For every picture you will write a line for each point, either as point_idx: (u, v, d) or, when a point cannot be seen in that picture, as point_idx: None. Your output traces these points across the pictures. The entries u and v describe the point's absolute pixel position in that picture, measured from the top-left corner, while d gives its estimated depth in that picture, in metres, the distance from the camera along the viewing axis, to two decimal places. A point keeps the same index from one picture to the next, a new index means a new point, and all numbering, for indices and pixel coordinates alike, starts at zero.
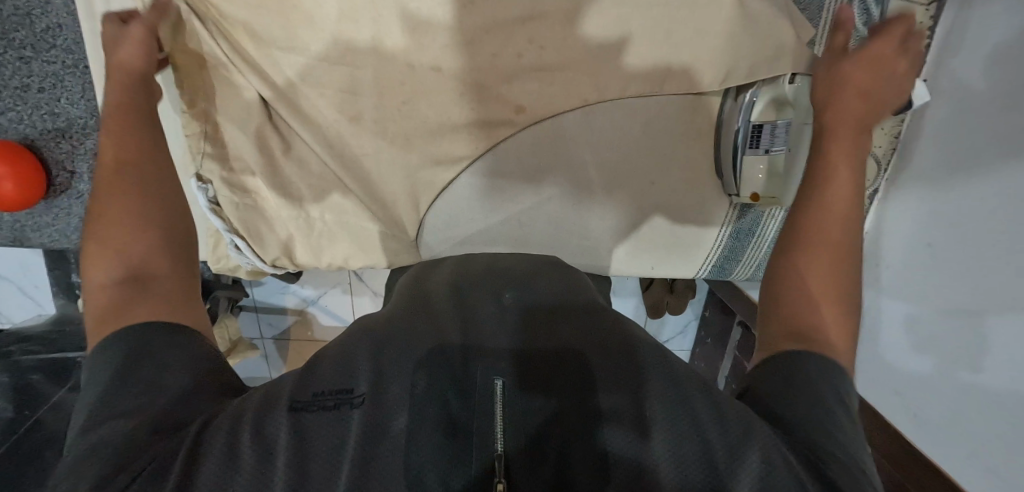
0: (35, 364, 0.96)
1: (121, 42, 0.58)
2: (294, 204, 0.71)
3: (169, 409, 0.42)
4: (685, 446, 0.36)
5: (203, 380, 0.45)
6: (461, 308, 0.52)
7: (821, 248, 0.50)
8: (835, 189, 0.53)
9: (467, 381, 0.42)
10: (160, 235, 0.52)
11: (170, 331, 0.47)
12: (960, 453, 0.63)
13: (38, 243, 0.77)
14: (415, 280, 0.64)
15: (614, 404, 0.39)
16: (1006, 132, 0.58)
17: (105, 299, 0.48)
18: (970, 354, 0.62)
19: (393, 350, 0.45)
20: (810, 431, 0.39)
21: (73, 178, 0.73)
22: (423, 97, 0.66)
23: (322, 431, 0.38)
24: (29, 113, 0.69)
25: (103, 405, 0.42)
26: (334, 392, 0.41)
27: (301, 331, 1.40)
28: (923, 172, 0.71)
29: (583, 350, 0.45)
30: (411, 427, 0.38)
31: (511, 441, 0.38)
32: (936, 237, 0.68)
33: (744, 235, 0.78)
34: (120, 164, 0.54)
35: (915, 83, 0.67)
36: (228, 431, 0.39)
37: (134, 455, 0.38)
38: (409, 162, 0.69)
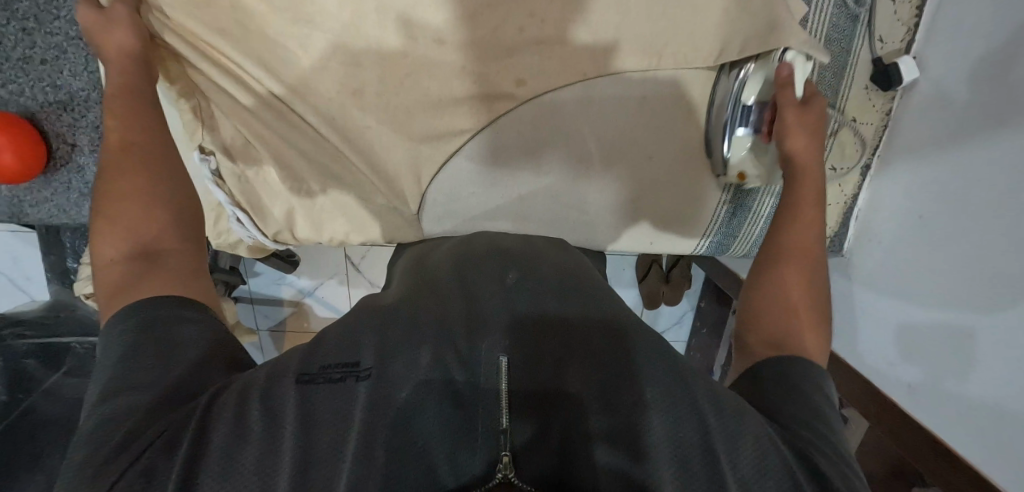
0: (28, 348, 0.94)
1: (119, 27, 0.58)
2: (294, 176, 0.71)
3: (174, 381, 0.42)
4: (686, 442, 0.37)
5: (206, 355, 0.45)
6: (463, 287, 0.53)
7: (796, 271, 0.58)
8: (803, 232, 0.62)
9: (476, 358, 0.42)
10: (169, 217, 0.54)
11: (177, 306, 0.47)
12: (953, 425, 0.64)
13: (36, 219, 0.76)
14: (414, 263, 0.64)
15: (620, 393, 0.39)
16: (997, 114, 0.60)
17: (118, 274, 0.49)
18: (964, 345, 0.63)
19: (397, 332, 0.45)
20: (800, 426, 0.42)
21: (73, 152, 0.73)
22: (424, 69, 0.67)
23: (327, 402, 0.39)
24: (30, 86, 0.69)
25: (112, 376, 0.42)
26: (338, 365, 0.42)
27: (296, 323, 1.39)
28: (914, 146, 0.72)
29: (591, 333, 0.46)
30: (416, 397, 0.39)
31: (515, 415, 0.39)
32: (928, 210, 0.70)
33: (741, 209, 0.81)
34: (126, 147, 0.55)
35: (904, 59, 0.69)
36: (234, 402, 0.39)
37: (143, 425, 0.39)
38: (411, 134, 0.70)
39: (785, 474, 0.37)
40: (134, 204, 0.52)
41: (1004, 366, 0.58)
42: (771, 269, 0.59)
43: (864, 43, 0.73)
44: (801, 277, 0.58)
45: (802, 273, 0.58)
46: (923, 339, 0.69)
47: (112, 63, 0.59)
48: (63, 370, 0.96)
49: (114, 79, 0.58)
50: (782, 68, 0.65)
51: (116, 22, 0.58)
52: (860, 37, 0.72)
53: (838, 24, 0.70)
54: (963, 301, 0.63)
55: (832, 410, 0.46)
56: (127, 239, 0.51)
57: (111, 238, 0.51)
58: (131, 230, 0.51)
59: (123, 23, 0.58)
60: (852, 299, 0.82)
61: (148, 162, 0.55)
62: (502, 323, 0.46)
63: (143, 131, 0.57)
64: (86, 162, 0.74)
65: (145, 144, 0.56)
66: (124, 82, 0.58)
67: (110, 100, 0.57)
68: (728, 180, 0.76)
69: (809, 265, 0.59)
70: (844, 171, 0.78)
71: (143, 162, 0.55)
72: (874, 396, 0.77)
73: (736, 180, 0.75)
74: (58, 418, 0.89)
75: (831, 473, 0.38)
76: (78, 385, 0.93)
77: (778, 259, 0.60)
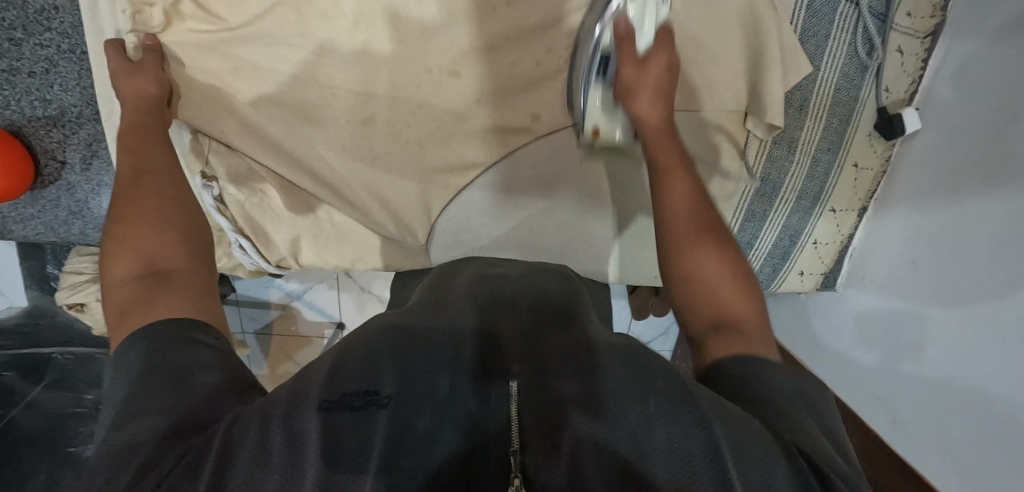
0: (8, 358, 0.90)
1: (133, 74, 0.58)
2: (302, 202, 0.69)
3: (193, 398, 0.36)
4: (698, 448, 0.31)
5: (212, 376, 0.38)
6: (499, 317, 0.49)
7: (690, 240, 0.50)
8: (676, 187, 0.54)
9: (485, 388, 0.39)
10: (175, 232, 0.49)
11: (193, 328, 0.41)
12: (931, 459, 0.69)
13: (20, 236, 0.73)
14: (433, 288, 0.58)
15: (622, 392, 0.35)
16: (993, 157, 0.61)
17: (127, 294, 0.44)
18: (954, 399, 0.66)
19: (415, 359, 0.40)
20: (783, 419, 0.35)
21: (63, 169, 0.69)
22: (438, 101, 0.66)
23: (348, 429, 0.33)
24: (17, 99, 0.65)
25: (127, 404, 0.36)
26: (359, 391, 0.35)
27: (285, 326, 1.38)
28: (912, 189, 0.74)
29: (596, 342, 0.43)
30: (432, 426, 0.36)
31: (530, 435, 0.36)
32: (920, 253, 0.72)
33: (744, 248, 0.79)
34: (139, 173, 0.52)
35: (908, 111, 0.71)
36: (257, 425, 0.33)
37: (161, 457, 0.32)
38: (423, 163, 0.68)
39: (795, 480, 0.30)
40: (139, 218, 0.48)
41: (993, 397, 0.60)
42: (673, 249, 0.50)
43: (870, 91, 0.74)
44: (693, 259, 0.48)
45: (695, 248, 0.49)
46: (908, 380, 0.73)
47: (129, 110, 0.58)
48: (44, 383, 0.92)
49: (127, 120, 0.57)
50: (618, 21, 0.58)
51: (136, 70, 0.58)
52: (867, 86, 0.73)
53: (847, 73, 0.72)
54: (942, 342, 0.67)
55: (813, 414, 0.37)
56: (138, 257, 0.45)
57: (122, 254, 0.45)
58: (146, 249, 0.46)
59: (145, 74, 0.58)
60: (838, 328, 0.86)
61: (153, 190, 0.51)
62: (514, 346, 0.44)
63: (150, 157, 0.54)
64: (76, 180, 0.70)
65: (156, 173, 0.53)
66: (133, 123, 0.56)
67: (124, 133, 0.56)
68: (584, 138, 0.68)
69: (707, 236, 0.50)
70: (842, 212, 0.80)
71: (155, 188, 0.51)
72: (863, 431, 0.80)
73: (591, 137, 0.67)
74: (42, 435, 0.86)
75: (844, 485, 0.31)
76: (59, 397, 0.91)
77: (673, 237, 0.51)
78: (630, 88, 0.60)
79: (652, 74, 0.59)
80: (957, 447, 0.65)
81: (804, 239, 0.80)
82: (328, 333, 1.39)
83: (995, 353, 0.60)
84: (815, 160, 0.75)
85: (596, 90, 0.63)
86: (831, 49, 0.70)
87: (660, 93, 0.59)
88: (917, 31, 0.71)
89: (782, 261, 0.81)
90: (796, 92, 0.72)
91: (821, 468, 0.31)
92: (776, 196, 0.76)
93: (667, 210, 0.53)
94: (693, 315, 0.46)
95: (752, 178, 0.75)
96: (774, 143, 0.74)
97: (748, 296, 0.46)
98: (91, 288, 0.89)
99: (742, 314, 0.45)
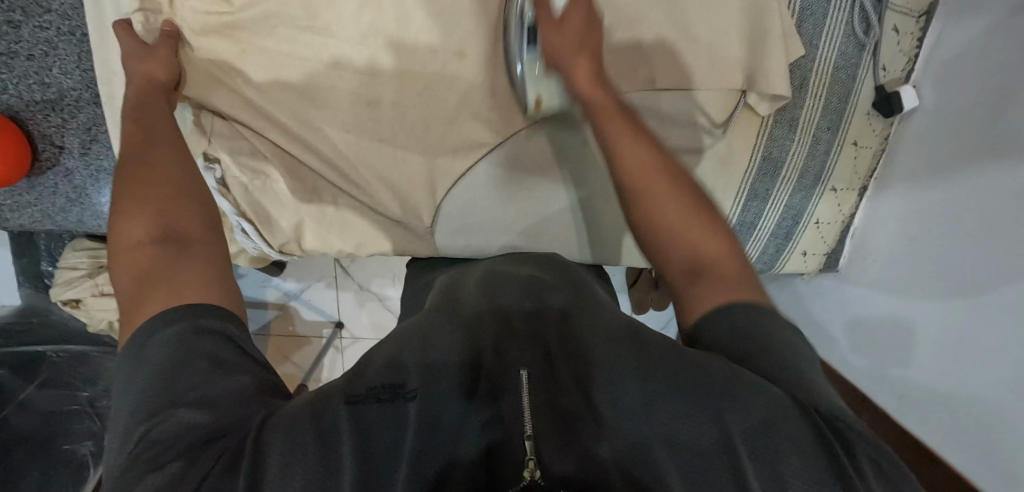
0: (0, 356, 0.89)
1: (144, 58, 0.59)
2: (306, 186, 0.68)
3: (223, 398, 0.35)
4: (705, 437, 0.32)
5: (235, 371, 0.37)
6: (514, 297, 0.49)
7: (652, 180, 0.49)
8: (621, 135, 0.53)
9: (501, 374, 0.40)
10: (196, 209, 0.48)
11: (229, 321, 0.41)
12: (935, 434, 0.73)
13: (17, 224, 0.72)
14: (447, 288, 0.56)
15: (633, 386, 0.36)
16: (984, 143, 0.63)
17: (143, 257, 0.43)
18: (956, 378, 0.68)
19: (435, 350, 0.41)
20: (791, 383, 0.35)
21: (61, 154, 0.68)
22: (443, 82, 0.65)
23: (379, 425, 0.35)
24: (14, 82, 0.65)
25: (152, 394, 0.35)
26: (381, 386, 0.37)
27: (282, 326, 1.36)
28: (908, 170, 0.76)
29: (605, 329, 0.42)
30: (459, 419, 0.37)
31: (541, 420, 0.37)
32: (919, 233, 0.73)
33: (747, 227, 0.79)
34: (144, 144, 0.52)
35: (905, 89, 0.72)
36: (286, 422, 0.33)
37: (195, 454, 0.32)
38: (429, 146, 0.68)
39: (824, 463, 0.30)
40: (157, 193, 0.47)
41: (989, 381, 0.63)
42: (634, 202, 0.50)
43: (869, 71, 0.75)
44: (657, 203, 0.48)
45: (656, 192, 0.48)
46: (915, 365, 0.75)
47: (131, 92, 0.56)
48: (38, 382, 0.90)
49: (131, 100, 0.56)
50: None
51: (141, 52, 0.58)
52: (865, 65, 0.74)
53: (846, 53, 0.73)
54: (943, 326, 0.69)
55: (815, 373, 0.38)
56: (157, 220, 0.45)
57: (138, 216, 0.45)
58: (163, 212, 0.46)
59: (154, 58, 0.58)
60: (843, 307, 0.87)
61: (150, 161, 0.50)
62: (526, 331, 0.44)
63: (154, 130, 0.54)
64: (74, 165, 0.69)
65: (160, 145, 0.52)
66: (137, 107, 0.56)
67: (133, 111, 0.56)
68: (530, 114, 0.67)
69: (668, 176, 0.50)
70: (843, 191, 0.80)
71: (151, 162, 0.50)
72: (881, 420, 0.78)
73: (534, 111, 0.66)
74: (36, 433, 0.86)
75: (866, 466, 0.30)
76: (53, 396, 0.90)
77: (634, 184, 0.50)
78: (558, 55, 0.58)
79: (574, 31, 0.58)
80: (959, 425, 0.69)
81: (806, 219, 0.80)
82: (327, 333, 1.36)
83: (995, 339, 0.62)
84: (816, 140, 0.76)
85: (530, 60, 0.62)
86: (829, 30, 0.71)
87: (587, 48, 0.58)
88: (911, 10, 0.73)
89: (784, 242, 0.81)
90: (797, 70, 0.72)
91: (846, 442, 0.31)
92: (778, 175, 0.76)
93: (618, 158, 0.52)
94: (667, 260, 0.47)
95: (753, 157, 0.75)
96: (775, 122, 0.74)
97: (712, 226, 0.47)
98: (86, 284, 0.88)
99: (714, 252, 0.45)
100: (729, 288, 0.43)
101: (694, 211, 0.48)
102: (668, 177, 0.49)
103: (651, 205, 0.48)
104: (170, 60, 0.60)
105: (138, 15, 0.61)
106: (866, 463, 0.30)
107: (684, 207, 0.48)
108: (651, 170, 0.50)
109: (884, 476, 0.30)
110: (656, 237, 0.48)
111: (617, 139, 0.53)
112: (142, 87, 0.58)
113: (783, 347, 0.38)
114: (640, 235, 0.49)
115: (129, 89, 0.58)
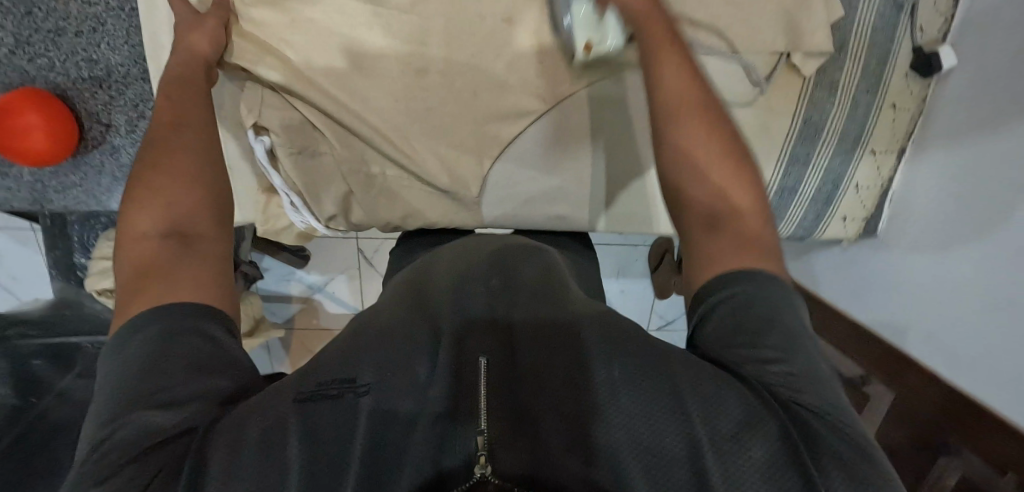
0: (37, 349, 0.88)
1: (191, 28, 0.59)
2: (355, 155, 0.67)
3: (187, 401, 0.36)
4: (671, 437, 0.34)
5: (195, 372, 0.37)
6: (481, 277, 0.48)
7: (694, 126, 0.49)
8: (667, 63, 0.52)
9: (464, 367, 0.40)
10: (206, 202, 0.47)
11: (200, 317, 0.40)
12: (989, 387, 0.72)
13: (61, 207, 0.71)
14: (418, 267, 0.55)
15: (599, 388, 0.37)
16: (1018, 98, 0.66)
17: (149, 251, 0.43)
18: (1008, 322, 0.68)
19: (394, 345, 0.42)
20: (781, 382, 0.36)
21: (108, 132, 0.68)
22: (490, 49, 0.66)
23: (331, 421, 0.36)
24: (62, 60, 0.65)
25: (115, 399, 0.36)
26: (337, 380, 0.38)
27: (305, 320, 1.35)
28: (946, 130, 0.77)
29: (583, 324, 0.42)
30: (416, 409, 0.38)
31: (498, 425, 0.36)
32: (963, 190, 0.75)
33: (788, 193, 0.79)
34: (176, 123, 0.51)
35: (944, 47, 0.74)
36: (233, 427, 0.34)
37: (143, 455, 0.33)
38: (477, 114, 0.68)
39: (792, 468, 0.32)
40: (169, 181, 0.47)
41: None
42: (671, 148, 0.49)
43: (906, 34, 0.75)
44: (692, 150, 0.48)
45: (694, 140, 0.48)
46: (966, 319, 0.74)
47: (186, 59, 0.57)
48: (75, 372, 0.88)
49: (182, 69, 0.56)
50: None
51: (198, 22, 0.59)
52: (903, 27, 0.75)
53: (884, 14, 0.73)
54: (999, 274, 0.70)
55: (821, 360, 0.38)
56: (165, 214, 0.45)
57: (147, 208, 0.45)
58: (173, 205, 0.46)
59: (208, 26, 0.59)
60: (879, 283, 0.88)
61: (180, 140, 0.50)
62: (512, 329, 0.43)
63: (179, 107, 0.53)
64: (121, 142, 0.69)
65: (191, 121, 0.52)
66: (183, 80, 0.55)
67: (167, 84, 0.54)
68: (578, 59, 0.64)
69: (708, 123, 0.49)
70: (882, 154, 0.81)
71: (180, 142, 0.50)
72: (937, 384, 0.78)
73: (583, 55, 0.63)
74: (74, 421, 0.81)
75: (832, 474, 0.32)
76: (92, 385, 0.85)
77: (673, 127, 0.49)
78: None
79: None
80: (1013, 373, 0.68)
81: (846, 182, 0.81)
82: None
83: None
84: (856, 102, 0.76)
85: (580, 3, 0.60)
86: None
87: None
88: None
89: (824, 208, 0.82)
90: (837, 32, 0.73)
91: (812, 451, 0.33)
92: (818, 138, 0.77)
93: (660, 87, 0.51)
94: (689, 207, 0.47)
95: (794, 120, 0.75)
96: (816, 83, 0.74)
97: (743, 180, 0.47)
98: None
99: (739, 203, 0.46)
100: (743, 248, 0.44)
101: (731, 164, 0.47)
102: (709, 122, 0.49)
103: (688, 152, 0.48)
104: (216, 33, 0.60)
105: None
106: (833, 471, 0.32)
107: (719, 159, 0.47)
108: (692, 116, 0.49)
109: (850, 474, 0.32)
110: (687, 181, 0.47)
111: (659, 67, 0.52)
112: (190, 56, 0.57)
113: (792, 331, 0.38)
114: (666, 178, 0.49)
115: (173, 59, 0.57)
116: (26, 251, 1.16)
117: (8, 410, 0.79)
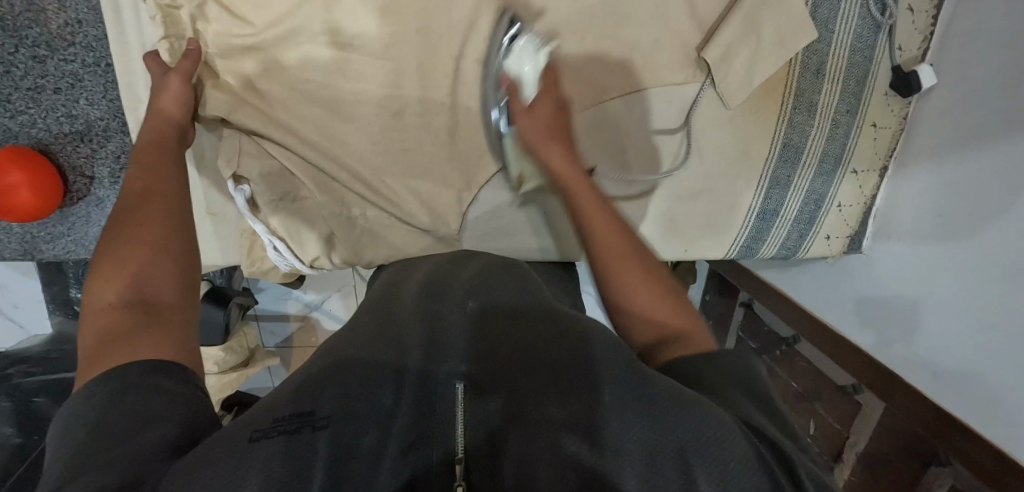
0: (37, 385, 0.89)
1: (161, 91, 0.59)
2: (336, 199, 0.69)
3: (141, 450, 0.34)
4: (647, 435, 0.33)
5: (159, 419, 0.36)
6: (456, 303, 0.51)
7: (607, 253, 0.53)
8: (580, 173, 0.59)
9: (432, 375, 0.43)
10: (172, 266, 0.48)
11: (152, 374, 0.39)
12: (969, 410, 0.71)
13: (51, 256, 0.74)
14: (385, 293, 0.59)
15: (573, 399, 0.36)
16: (1008, 114, 0.64)
17: (111, 319, 0.43)
18: (993, 340, 0.68)
19: (353, 373, 0.41)
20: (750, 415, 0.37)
21: (92, 184, 0.71)
22: (465, 89, 0.67)
23: (278, 457, 0.32)
24: (43, 117, 0.67)
25: (76, 451, 0.34)
26: (293, 415, 0.35)
27: (305, 337, 1.37)
28: (931, 147, 0.77)
29: (546, 340, 0.43)
30: (379, 444, 0.37)
31: (472, 442, 0.37)
32: (946, 208, 0.74)
33: (769, 216, 0.80)
34: (147, 194, 0.51)
35: (922, 67, 0.73)
36: (188, 466, 0.31)
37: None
38: (454, 154, 0.69)
39: (766, 473, 0.31)
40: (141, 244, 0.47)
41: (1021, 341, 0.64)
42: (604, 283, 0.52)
43: (885, 52, 0.76)
44: (612, 279, 0.52)
45: (609, 273, 0.52)
46: (953, 339, 0.74)
47: (154, 122, 0.58)
48: None
49: (147, 136, 0.57)
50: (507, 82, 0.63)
51: (171, 80, 0.59)
52: (881, 47, 0.75)
53: (862, 36, 0.73)
54: (985, 293, 0.69)
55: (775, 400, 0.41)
56: (126, 284, 0.45)
57: (111, 277, 0.45)
58: (136, 275, 0.45)
59: (179, 82, 0.59)
60: (869, 281, 0.88)
61: (159, 207, 0.51)
62: (483, 353, 0.44)
63: (162, 180, 0.54)
64: (105, 193, 0.71)
65: (167, 193, 0.52)
66: (163, 145, 0.57)
67: (143, 151, 0.55)
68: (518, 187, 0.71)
69: (612, 247, 0.53)
70: (863, 173, 0.81)
71: (167, 208, 0.51)
72: (926, 406, 0.77)
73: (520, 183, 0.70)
74: None
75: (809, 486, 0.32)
76: None
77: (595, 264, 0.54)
78: (533, 143, 0.61)
79: (541, 120, 0.61)
80: (999, 395, 0.67)
81: (828, 203, 0.81)
82: None
83: None
84: (836, 123, 0.76)
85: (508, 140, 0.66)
86: (842, 13, 0.71)
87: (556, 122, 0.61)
88: None
89: (807, 227, 0.82)
90: (813, 56, 0.73)
91: (790, 465, 0.33)
92: (798, 161, 0.77)
93: (577, 208, 0.57)
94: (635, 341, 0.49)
95: (773, 145, 0.76)
96: (794, 107, 0.74)
97: (664, 287, 0.50)
98: None
99: (673, 318, 0.48)
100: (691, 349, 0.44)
101: (648, 277, 0.51)
102: (618, 241, 0.54)
103: (611, 283, 0.51)
104: (184, 90, 0.60)
105: (163, 42, 0.62)
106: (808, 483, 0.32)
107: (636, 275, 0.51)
108: (606, 239, 0.54)
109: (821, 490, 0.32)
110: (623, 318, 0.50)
111: (572, 194, 0.58)
112: (162, 121, 0.58)
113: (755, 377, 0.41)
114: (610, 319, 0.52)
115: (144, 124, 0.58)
116: (26, 281, 1.18)
117: (10, 450, 0.80)
